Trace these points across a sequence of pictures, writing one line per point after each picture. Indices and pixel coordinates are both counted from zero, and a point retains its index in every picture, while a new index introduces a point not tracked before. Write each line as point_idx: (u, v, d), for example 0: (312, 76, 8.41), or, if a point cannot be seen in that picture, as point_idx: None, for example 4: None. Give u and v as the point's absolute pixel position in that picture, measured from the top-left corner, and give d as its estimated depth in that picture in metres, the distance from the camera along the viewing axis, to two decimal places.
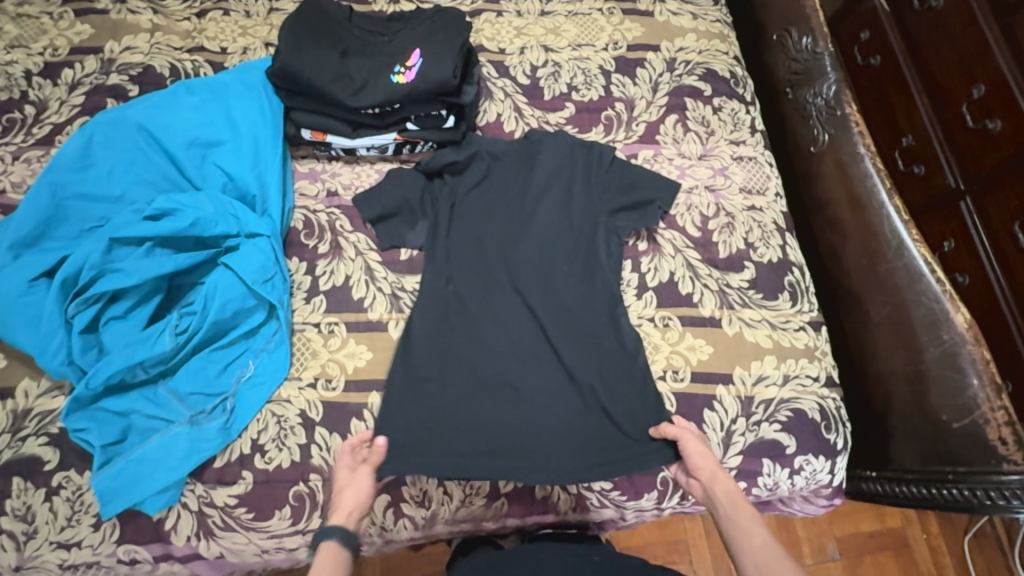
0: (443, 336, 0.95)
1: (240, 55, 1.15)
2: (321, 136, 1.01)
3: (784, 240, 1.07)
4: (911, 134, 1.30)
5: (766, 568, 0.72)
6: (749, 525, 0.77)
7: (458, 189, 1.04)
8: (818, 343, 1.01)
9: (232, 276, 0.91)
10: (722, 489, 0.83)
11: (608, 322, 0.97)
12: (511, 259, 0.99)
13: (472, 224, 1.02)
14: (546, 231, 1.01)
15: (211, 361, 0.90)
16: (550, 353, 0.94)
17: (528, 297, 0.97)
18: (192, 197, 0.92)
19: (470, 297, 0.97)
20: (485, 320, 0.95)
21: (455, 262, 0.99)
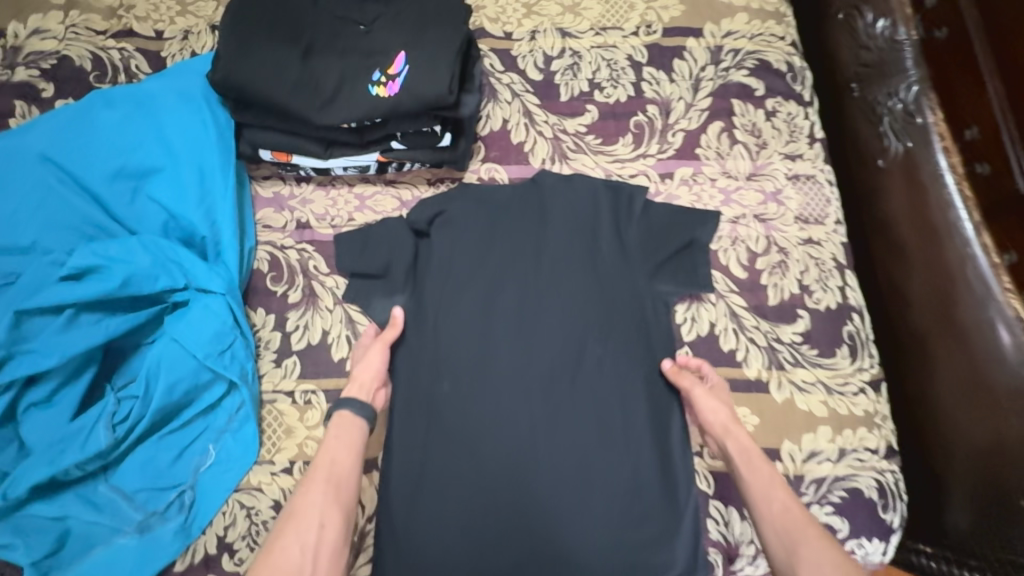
0: (437, 447, 0.79)
1: (180, 41, 0.92)
2: (285, 158, 0.82)
3: (845, 279, 0.90)
4: (979, 125, 0.86)
5: (785, 535, 0.66)
6: (767, 489, 0.70)
7: (454, 250, 0.84)
8: (879, 407, 0.86)
9: (180, 348, 0.74)
10: (739, 451, 0.75)
11: (641, 406, 0.81)
12: (525, 346, 0.81)
13: (467, 297, 0.83)
14: (568, 308, 0.82)
15: (163, 448, 0.74)
16: (569, 462, 0.78)
17: (548, 392, 0.80)
18: (122, 244, 0.74)
19: (476, 396, 0.80)
20: (494, 426, 0.79)
21: (446, 351, 0.81)
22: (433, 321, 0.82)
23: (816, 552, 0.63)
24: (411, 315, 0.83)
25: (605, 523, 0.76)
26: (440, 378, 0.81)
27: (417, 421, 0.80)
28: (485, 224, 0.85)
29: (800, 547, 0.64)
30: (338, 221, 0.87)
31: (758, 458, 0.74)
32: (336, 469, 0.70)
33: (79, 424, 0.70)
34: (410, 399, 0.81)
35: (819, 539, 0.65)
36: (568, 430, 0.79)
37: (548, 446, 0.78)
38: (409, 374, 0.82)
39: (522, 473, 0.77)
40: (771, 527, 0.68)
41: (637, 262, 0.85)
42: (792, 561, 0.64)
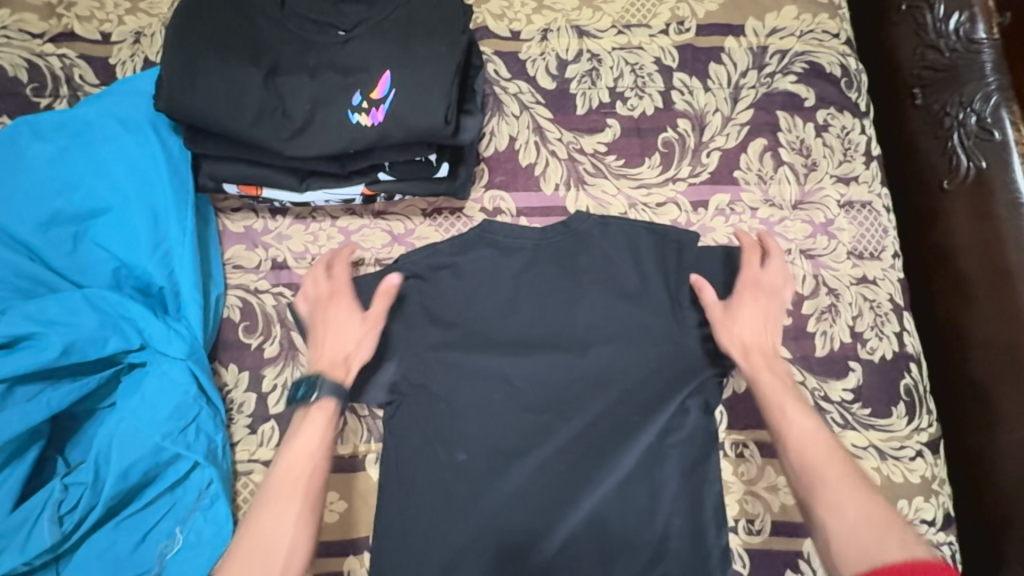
0: (449, 537, 0.65)
1: (130, 45, 0.78)
2: (254, 191, 0.69)
3: (903, 324, 0.78)
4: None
5: (813, 469, 0.60)
6: (784, 416, 0.64)
7: (461, 301, 0.71)
8: (937, 472, 0.76)
9: (136, 422, 0.64)
10: (765, 377, 0.67)
11: (682, 476, 0.68)
12: (548, 419, 0.69)
13: (480, 353, 0.70)
14: (601, 374, 0.70)
15: (121, 536, 0.64)
16: (602, 545, 0.66)
17: (574, 462, 0.67)
18: (60, 301, 0.62)
19: (490, 479, 0.67)
20: (512, 517, 0.66)
21: (456, 418, 0.68)
22: (442, 389, 0.69)
23: (843, 493, 0.57)
24: (415, 380, 0.69)
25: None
26: (451, 449, 0.68)
27: (418, 511, 0.66)
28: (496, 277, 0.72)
29: (820, 481, 0.59)
30: (320, 259, 0.75)
31: (777, 382, 0.66)
32: (312, 466, 0.62)
33: (19, 517, 0.60)
34: (415, 481, 0.67)
35: (846, 484, 0.58)
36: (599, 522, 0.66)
37: (577, 522, 0.66)
38: (411, 444, 0.68)
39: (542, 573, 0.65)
40: (798, 470, 0.61)
41: (688, 318, 0.71)
42: (812, 493, 0.59)
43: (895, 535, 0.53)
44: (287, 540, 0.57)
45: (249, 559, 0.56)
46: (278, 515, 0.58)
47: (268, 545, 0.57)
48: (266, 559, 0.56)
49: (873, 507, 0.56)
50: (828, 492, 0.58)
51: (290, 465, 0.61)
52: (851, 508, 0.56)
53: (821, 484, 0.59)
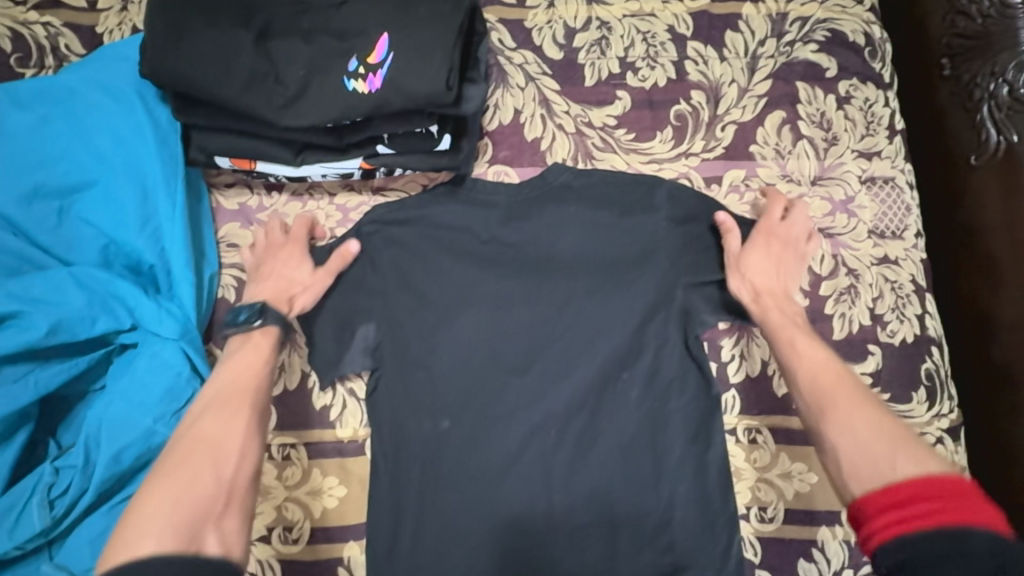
0: (439, 495, 0.69)
1: (118, 13, 0.74)
2: (247, 164, 0.66)
3: (924, 306, 0.75)
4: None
5: (824, 386, 0.57)
6: (793, 351, 0.61)
7: (454, 279, 0.72)
8: (957, 459, 0.73)
9: (127, 404, 0.62)
10: (773, 315, 0.65)
11: (674, 439, 0.71)
12: (530, 389, 0.71)
13: (470, 326, 0.72)
14: (581, 346, 0.72)
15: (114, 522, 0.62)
16: (596, 502, 0.70)
17: (564, 427, 0.71)
18: (47, 279, 0.60)
19: (475, 445, 0.70)
20: (498, 477, 0.70)
21: (444, 389, 0.71)
22: (422, 361, 0.71)
23: (853, 415, 0.54)
24: (413, 356, 0.71)
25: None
26: (438, 417, 0.70)
27: (406, 475, 0.69)
28: (480, 250, 0.73)
29: (830, 407, 0.55)
30: (317, 238, 0.73)
31: (790, 325, 0.64)
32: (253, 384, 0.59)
33: (8, 501, 0.59)
34: (400, 447, 0.69)
35: (855, 406, 0.54)
36: (589, 482, 0.70)
37: (566, 476, 0.70)
38: (401, 411, 0.70)
39: (532, 530, 0.69)
40: (806, 394, 0.58)
41: (680, 294, 0.72)
42: (820, 409, 0.56)
43: (904, 453, 0.50)
44: (236, 445, 0.54)
45: (192, 455, 0.52)
46: (226, 419, 0.55)
47: (212, 442, 0.54)
48: (217, 459, 0.53)
49: (887, 429, 0.52)
50: (836, 417, 0.54)
51: (234, 382, 0.58)
52: (854, 431, 0.53)
53: (829, 414, 0.55)
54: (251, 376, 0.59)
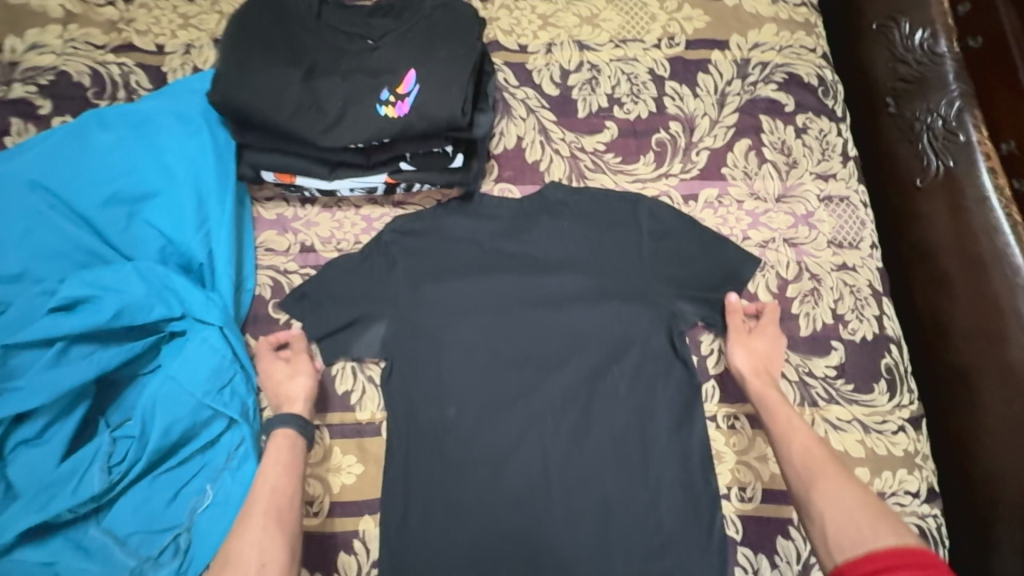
0: (449, 479, 0.76)
1: (182, 55, 0.88)
2: (288, 178, 0.77)
3: (881, 308, 0.84)
4: (1014, 138, 0.83)
5: (813, 469, 0.68)
6: (788, 432, 0.72)
7: (465, 283, 0.82)
8: (919, 446, 0.81)
9: (174, 383, 0.70)
10: (761, 388, 0.76)
11: (664, 429, 0.79)
12: (528, 381, 0.80)
13: (476, 325, 0.81)
14: (573, 341, 0.81)
15: (156, 490, 0.70)
16: (593, 487, 0.76)
17: (560, 415, 0.79)
18: (117, 271, 0.69)
19: (478, 431, 0.78)
20: (500, 461, 0.77)
21: (452, 381, 0.79)
22: (432, 355, 0.79)
23: (834, 484, 0.66)
24: (426, 346, 0.80)
25: (623, 568, 0.74)
26: (447, 406, 0.78)
27: (417, 456, 0.76)
28: (485, 257, 0.83)
29: (817, 486, 0.66)
30: (344, 244, 0.83)
31: (781, 401, 0.75)
32: (276, 497, 0.65)
33: (70, 467, 0.66)
34: (412, 432, 0.77)
35: (840, 477, 0.66)
36: (583, 467, 0.77)
37: (563, 463, 0.77)
38: (415, 399, 0.78)
39: (533, 512, 0.75)
40: (795, 470, 0.69)
41: (664, 294, 0.81)
42: (806, 488, 0.67)
43: (885, 526, 0.61)
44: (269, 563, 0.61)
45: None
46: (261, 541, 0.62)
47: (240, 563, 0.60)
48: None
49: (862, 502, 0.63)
50: (819, 498, 0.65)
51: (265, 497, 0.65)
52: (836, 511, 0.64)
53: (816, 495, 0.66)
54: (271, 489, 0.66)
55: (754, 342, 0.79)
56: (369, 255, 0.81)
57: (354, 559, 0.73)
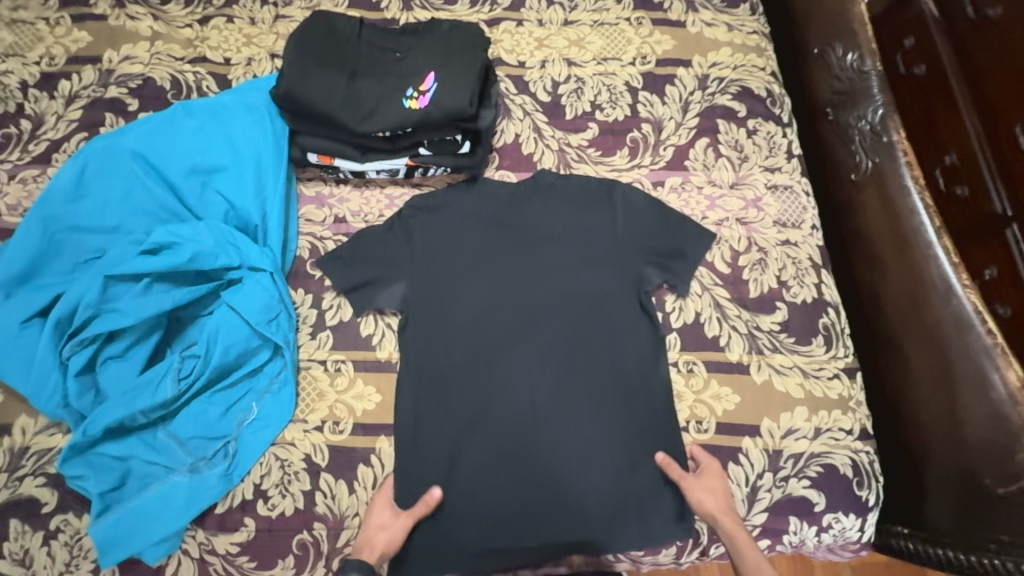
0: (453, 408, 0.90)
1: (244, 66, 1.08)
2: (329, 160, 0.96)
3: (819, 277, 1.00)
4: (956, 151, 1.06)
5: None
6: (757, 569, 0.79)
7: (464, 247, 0.97)
8: (853, 392, 0.94)
9: (234, 317, 0.87)
10: (727, 524, 0.83)
11: (634, 371, 0.93)
12: (522, 331, 0.94)
13: (479, 282, 0.95)
14: (560, 298, 0.95)
15: (213, 404, 0.86)
16: (575, 418, 0.90)
17: (548, 358, 0.93)
18: (192, 226, 0.87)
19: (478, 371, 0.91)
20: (496, 395, 0.91)
21: (457, 328, 0.93)
22: (441, 308, 0.94)
23: None
24: (421, 299, 0.94)
25: (595, 482, 0.88)
26: (452, 349, 0.92)
27: (424, 391, 0.91)
28: (487, 228, 0.98)
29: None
30: (370, 217, 1.00)
31: (747, 544, 0.82)
32: None
33: (149, 377, 0.82)
34: (422, 370, 0.91)
35: None
36: (567, 401, 0.91)
37: (550, 399, 0.91)
38: (425, 342, 0.92)
39: (524, 438, 0.89)
40: None
41: (633, 260, 0.97)
42: None
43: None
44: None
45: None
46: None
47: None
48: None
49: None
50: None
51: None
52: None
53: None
54: None
55: (717, 481, 0.86)
56: (392, 226, 0.97)
57: (370, 470, 0.87)
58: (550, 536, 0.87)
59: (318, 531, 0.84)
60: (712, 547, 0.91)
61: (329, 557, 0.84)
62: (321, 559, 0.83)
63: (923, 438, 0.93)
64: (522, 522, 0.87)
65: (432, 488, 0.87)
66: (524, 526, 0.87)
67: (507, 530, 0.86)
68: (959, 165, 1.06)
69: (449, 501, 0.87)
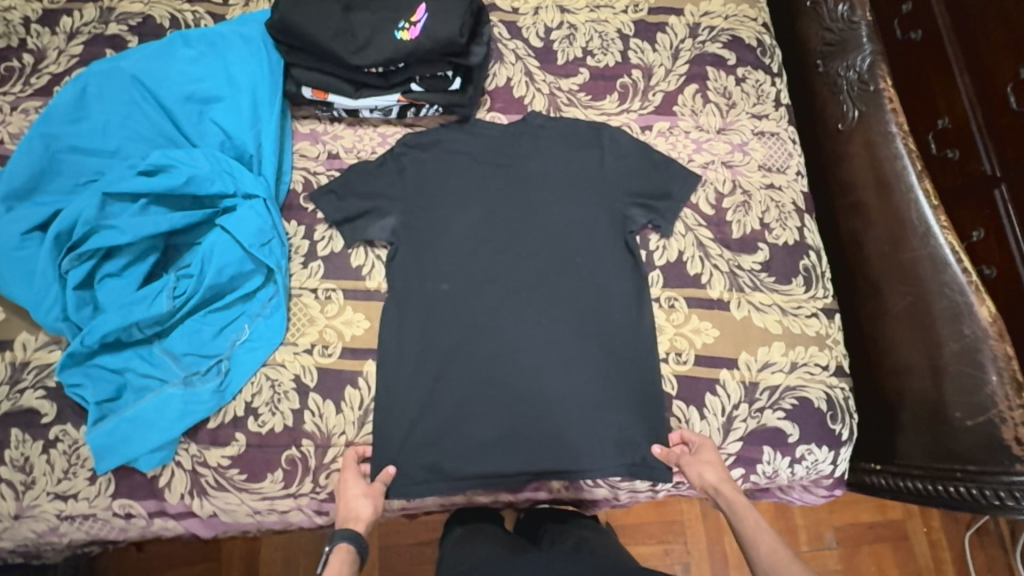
0: (439, 338, 0.92)
1: (243, 7, 1.10)
2: (322, 96, 0.98)
3: (802, 222, 1.02)
4: (948, 114, 1.08)
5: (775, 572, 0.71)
6: (755, 533, 0.76)
7: (454, 184, 0.99)
8: (830, 331, 0.97)
9: (228, 240, 0.90)
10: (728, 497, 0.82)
11: (616, 307, 0.95)
12: (508, 266, 0.96)
13: (466, 218, 0.97)
14: (546, 235, 0.97)
15: (207, 324, 0.90)
16: (556, 350, 0.92)
17: (532, 293, 0.95)
18: (187, 152, 0.90)
19: (464, 302, 0.94)
20: (479, 326, 0.93)
21: (444, 261, 0.95)
22: (430, 242, 0.96)
23: None
24: (409, 229, 0.96)
25: (574, 411, 0.91)
26: (440, 282, 0.94)
27: (409, 321, 0.93)
28: (477, 167, 1.00)
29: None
30: (363, 153, 1.01)
31: (743, 512, 0.80)
32: None
33: (145, 293, 0.86)
34: (409, 300, 0.94)
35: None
36: (548, 334, 0.93)
37: (532, 331, 0.93)
38: (413, 274, 0.95)
39: (506, 368, 0.91)
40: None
41: (619, 199, 0.99)
42: None
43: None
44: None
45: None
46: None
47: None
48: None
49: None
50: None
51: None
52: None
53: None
54: None
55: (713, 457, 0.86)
56: (384, 162, 0.99)
57: (358, 392, 0.90)
58: (528, 462, 0.89)
59: (306, 448, 0.87)
60: None
61: (317, 472, 0.87)
62: (310, 474, 0.87)
63: (899, 378, 0.95)
64: (501, 447, 0.89)
65: (416, 412, 0.90)
66: (503, 451, 0.89)
67: (486, 454, 0.89)
68: (951, 129, 1.08)
69: (431, 426, 0.89)
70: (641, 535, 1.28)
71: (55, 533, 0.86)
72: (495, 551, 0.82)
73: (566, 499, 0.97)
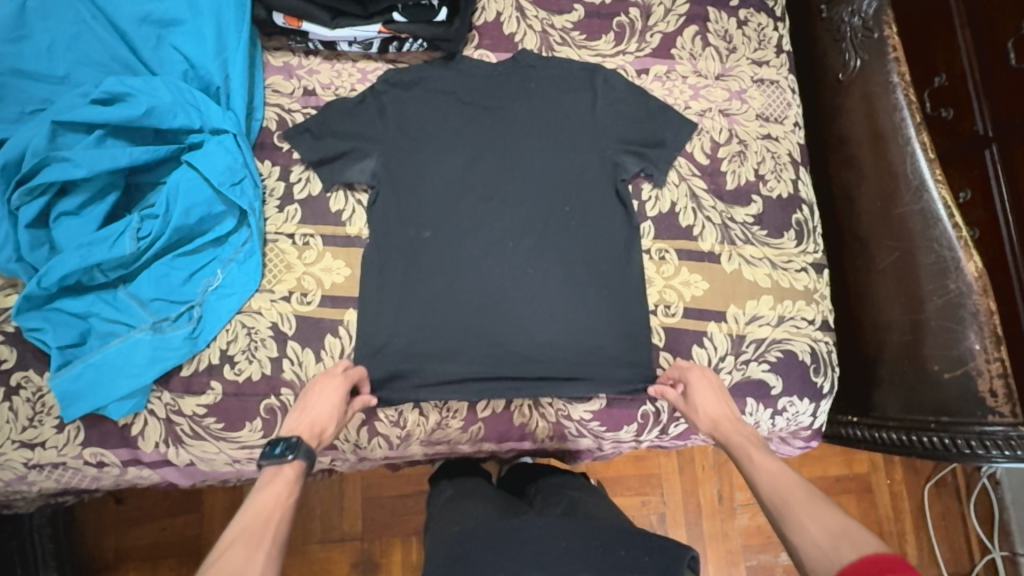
0: (418, 286, 0.89)
1: None
2: (296, 24, 0.91)
3: (797, 173, 1.00)
4: (946, 72, 1.03)
5: (784, 496, 0.69)
6: (766, 465, 0.75)
7: (440, 126, 0.93)
8: (818, 286, 0.97)
9: (194, 178, 0.84)
10: (733, 436, 0.81)
11: (605, 258, 0.92)
12: (494, 213, 0.92)
13: (450, 161, 0.92)
14: (534, 183, 0.93)
15: (175, 268, 0.85)
16: (542, 301, 0.90)
17: (518, 241, 0.91)
18: (146, 81, 0.82)
19: (449, 250, 0.90)
20: (463, 276, 0.90)
21: (427, 207, 0.91)
22: (413, 187, 0.91)
23: (810, 512, 0.65)
24: (390, 172, 0.91)
25: (560, 362, 0.89)
26: (422, 228, 0.90)
27: (390, 269, 0.89)
28: (463, 109, 0.94)
29: (793, 508, 0.67)
30: (341, 90, 0.95)
31: (746, 440, 0.80)
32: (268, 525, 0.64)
33: (106, 233, 0.81)
34: (392, 245, 0.90)
35: (807, 504, 0.67)
36: (536, 284, 0.90)
37: (518, 282, 0.90)
38: (394, 221, 0.90)
39: (490, 320, 0.89)
40: (774, 503, 0.70)
41: (612, 146, 0.94)
42: (787, 510, 0.67)
43: (848, 541, 0.60)
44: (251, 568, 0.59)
45: None
46: (249, 549, 0.61)
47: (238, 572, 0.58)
48: None
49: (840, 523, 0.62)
50: (797, 513, 0.66)
51: (255, 513, 0.65)
52: (820, 527, 0.63)
53: (793, 512, 0.67)
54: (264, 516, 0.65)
55: (715, 385, 0.86)
56: (364, 100, 0.92)
57: (339, 341, 0.87)
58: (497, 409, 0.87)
59: (286, 397, 0.85)
60: (673, 425, 0.94)
61: None
62: None
63: (880, 334, 0.95)
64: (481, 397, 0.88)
65: (397, 362, 0.87)
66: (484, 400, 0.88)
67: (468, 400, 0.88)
68: (948, 87, 1.03)
69: (414, 377, 0.87)
70: (620, 487, 1.31)
71: (23, 482, 0.83)
72: (481, 505, 0.80)
73: (548, 449, 0.96)
